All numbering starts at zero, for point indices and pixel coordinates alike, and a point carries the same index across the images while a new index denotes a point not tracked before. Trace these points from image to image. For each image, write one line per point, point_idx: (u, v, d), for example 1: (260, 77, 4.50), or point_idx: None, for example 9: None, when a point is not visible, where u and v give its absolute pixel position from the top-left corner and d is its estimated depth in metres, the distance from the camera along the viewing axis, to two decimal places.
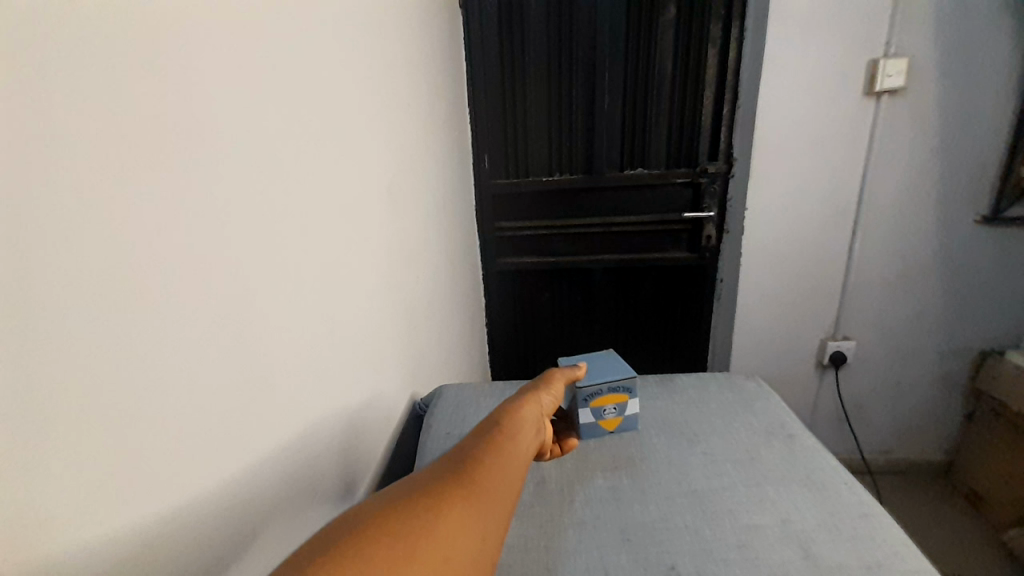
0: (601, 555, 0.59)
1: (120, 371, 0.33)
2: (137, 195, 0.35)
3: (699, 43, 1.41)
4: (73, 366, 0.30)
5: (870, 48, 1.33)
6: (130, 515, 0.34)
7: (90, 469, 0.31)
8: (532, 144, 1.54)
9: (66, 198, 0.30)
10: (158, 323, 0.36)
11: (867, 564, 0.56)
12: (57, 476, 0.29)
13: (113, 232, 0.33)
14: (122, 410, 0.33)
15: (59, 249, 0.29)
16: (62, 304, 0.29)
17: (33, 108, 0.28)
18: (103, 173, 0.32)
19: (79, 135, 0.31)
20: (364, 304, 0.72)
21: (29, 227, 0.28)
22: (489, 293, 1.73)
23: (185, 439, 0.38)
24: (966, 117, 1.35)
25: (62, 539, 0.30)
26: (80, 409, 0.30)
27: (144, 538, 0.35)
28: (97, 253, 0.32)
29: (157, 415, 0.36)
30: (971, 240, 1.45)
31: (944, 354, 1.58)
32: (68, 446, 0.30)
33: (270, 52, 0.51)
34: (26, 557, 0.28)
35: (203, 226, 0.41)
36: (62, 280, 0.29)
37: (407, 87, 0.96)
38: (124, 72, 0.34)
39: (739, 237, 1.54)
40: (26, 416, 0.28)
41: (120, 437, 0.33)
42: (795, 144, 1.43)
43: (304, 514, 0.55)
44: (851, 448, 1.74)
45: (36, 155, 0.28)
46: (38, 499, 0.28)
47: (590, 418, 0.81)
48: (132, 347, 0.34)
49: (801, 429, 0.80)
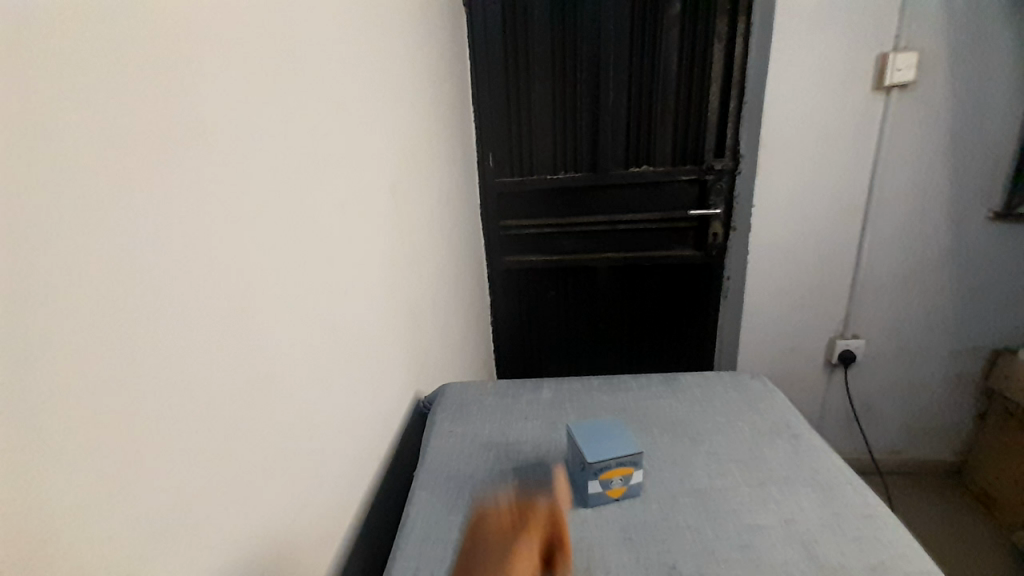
0: (601, 554, 0.60)
1: (141, 369, 0.33)
2: (155, 191, 0.35)
3: (705, 39, 1.40)
4: (96, 366, 0.30)
5: (880, 42, 1.31)
6: (150, 509, 0.34)
7: (112, 467, 0.31)
8: (537, 142, 1.54)
9: (92, 197, 0.30)
10: (175, 322, 0.36)
11: (871, 565, 0.56)
12: (62, 484, 0.28)
13: (135, 231, 0.33)
14: (126, 417, 0.32)
15: (72, 242, 0.29)
16: (86, 301, 0.30)
17: (57, 105, 0.28)
18: (125, 168, 0.32)
19: (100, 133, 0.31)
20: (368, 303, 0.72)
21: (43, 221, 0.27)
22: (493, 292, 1.73)
23: (200, 437, 0.39)
24: (979, 111, 1.33)
25: (92, 536, 0.30)
26: (105, 408, 0.31)
27: (162, 536, 0.35)
28: (119, 248, 0.32)
29: (172, 412, 0.36)
30: (984, 236, 1.43)
31: (955, 352, 1.56)
32: (73, 453, 0.29)
33: (280, 56, 0.52)
34: (57, 553, 0.28)
35: (217, 226, 0.41)
36: (75, 275, 0.29)
37: (409, 84, 0.96)
38: (141, 68, 0.34)
39: (746, 235, 1.52)
40: (56, 417, 0.28)
41: (141, 436, 0.33)
42: (803, 140, 1.41)
43: (309, 511, 0.56)
44: (860, 448, 1.71)
45: (49, 148, 0.28)
46: (65, 499, 0.28)
47: (596, 489, 0.66)
48: (151, 342, 0.34)
49: (807, 429, 0.80)
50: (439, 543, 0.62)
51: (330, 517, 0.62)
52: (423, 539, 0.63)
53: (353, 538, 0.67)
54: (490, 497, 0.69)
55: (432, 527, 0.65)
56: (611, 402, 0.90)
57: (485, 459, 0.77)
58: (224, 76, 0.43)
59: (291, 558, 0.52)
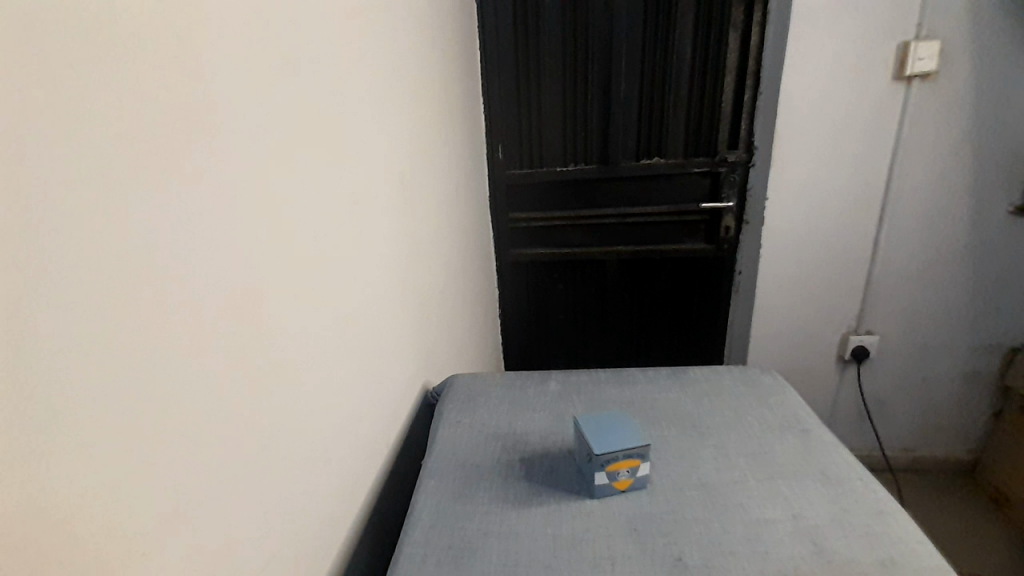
0: (608, 545, 0.60)
1: (151, 357, 0.34)
2: (166, 182, 0.36)
3: (719, 28, 1.37)
4: (106, 353, 0.31)
5: (900, 31, 1.28)
6: (159, 493, 0.35)
7: (121, 453, 0.32)
8: (547, 133, 1.53)
9: (101, 187, 0.31)
10: (183, 312, 0.37)
11: (881, 561, 0.56)
12: (69, 470, 0.29)
13: (142, 222, 0.34)
14: (131, 405, 0.33)
15: (78, 233, 0.29)
16: (97, 290, 0.30)
17: (70, 98, 0.29)
18: (134, 159, 0.33)
19: (108, 125, 0.31)
20: (377, 294, 0.73)
21: (52, 209, 0.28)
22: (502, 284, 1.73)
23: (210, 425, 0.40)
24: (1002, 102, 1.29)
25: (104, 517, 0.31)
26: (115, 395, 0.32)
27: (172, 520, 0.36)
28: (128, 239, 0.32)
29: (183, 399, 0.37)
30: (1004, 231, 1.40)
31: (972, 350, 1.53)
32: (78, 440, 0.29)
33: (292, 47, 0.52)
34: (68, 533, 0.29)
35: (226, 215, 0.42)
36: (86, 263, 0.30)
37: (419, 73, 0.96)
38: (151, 61, 0.35)
39: (758, 229, 1.50)
40: (66, 402, 0.29)
41: (152, 423, 0.34)
42: (818, 132, 1.38)
43: (317, 497, 0.57)
44: (872, 445, 1.69)
45: (58, 142, 0.28)
46: (77, 482, 0.29)
47: (602, 480, 0.66)
48: (160, 331, 0.35)
49: (817, 424, 0.79)
50: (446, 532, 0.63)
51: (338, 503, 0.63)
52: (430, 527, 0.64)
53: (360, 525, 0.68)
54: (497, 487, 0.70)
55: (439, 516, 0.65)
56: (619, 394, 0.90)
57: (493, 449, 0.77)
58: (231, 68, 0.43)
59: (300, 542, 0.53)
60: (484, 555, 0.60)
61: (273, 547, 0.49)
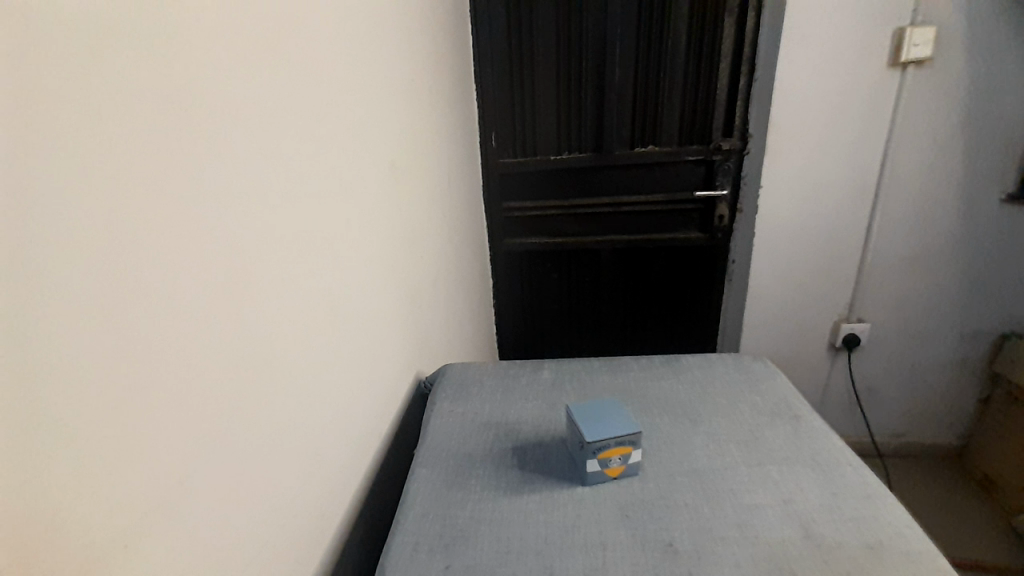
0: (600, 530, 0.60)
1: (144, 356, 0.34)
2: (160, 174, 0.35)
3: (716, 14, 1.36)
4: (102, 350, 0.31)
5: (898, 17, 1.26)
6: (153, 489, 0.35)
7: (121, 450, 0.32)
8: (541, 120, 1.51)
9: (96, 184, 0.30)
10: (178, 311, 0.37)
11: (869, 544, 0.56)
12: (65, 470, 0.29)
13: (136, 217, 0.33)
14: (119, 400, 0.32)
15: (73, 223, 0.29)
16: (91, 288, 0.30)
17: (58, 91, 0.28)
18: (129, 152, 0.33)
19: (99, 119, 0.30)
20: (368, 285, 0.72)
21: (44, 208, 0.27)
22: (497, 274, 1.72)
23: (205, 420, 0.40)
24: (996, 90, 1.29)
25: (103, 511, 0.31)
26: (114, 393, 0.32)
27: (167, 516, 0.36)
28: (119, 235, 0.32)
29: (177, 399, 0.37)
30: (995, 220, 1.40)
31: (961, 337, 1.54)
32: (55, 436, 0.28)
33: (282, 34, 0.51)
34: (65, 531, 0.29)
35: (219, 210, 0.41)
36: (79, 260, 0.29)
37: (410, 56, 0.93)
38: (142, 54, 0.34)
39: (752, 217, 1.51)
40: (59, 400, 0.28)
41: (150, 420, 0.34)
42: (814, 120, 1.38)
43: (310, 487, 0.57)
44: (862, 431, 1.71)
45: (28, 123, 0.26)
46: (76, 478, 0.29)
47: (595, 467, 0.66)
48: (154, 329, 0.35)
49: (808, 411, 0.79)
50: (438, 520, 0.63)
51: (331, 493, 0.62)
52: (423, 513, 0.64)
53: (354, 513, 0.68)
54: (489, 475, 0.70)
55: (431, 504, 0.66)
56: (611, 382, 0.90)
57: (485, 438, 0.77)
58: (218, 51, 0.41)
59: (291, 531, 0.53)
60: (476, 540, 0.60)
61: (268, 535, 0.48)
